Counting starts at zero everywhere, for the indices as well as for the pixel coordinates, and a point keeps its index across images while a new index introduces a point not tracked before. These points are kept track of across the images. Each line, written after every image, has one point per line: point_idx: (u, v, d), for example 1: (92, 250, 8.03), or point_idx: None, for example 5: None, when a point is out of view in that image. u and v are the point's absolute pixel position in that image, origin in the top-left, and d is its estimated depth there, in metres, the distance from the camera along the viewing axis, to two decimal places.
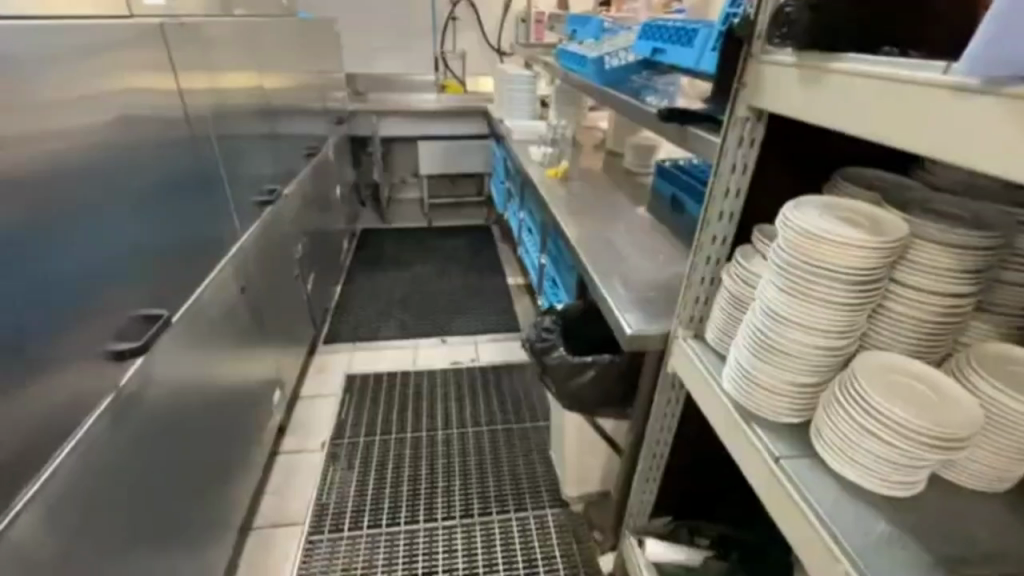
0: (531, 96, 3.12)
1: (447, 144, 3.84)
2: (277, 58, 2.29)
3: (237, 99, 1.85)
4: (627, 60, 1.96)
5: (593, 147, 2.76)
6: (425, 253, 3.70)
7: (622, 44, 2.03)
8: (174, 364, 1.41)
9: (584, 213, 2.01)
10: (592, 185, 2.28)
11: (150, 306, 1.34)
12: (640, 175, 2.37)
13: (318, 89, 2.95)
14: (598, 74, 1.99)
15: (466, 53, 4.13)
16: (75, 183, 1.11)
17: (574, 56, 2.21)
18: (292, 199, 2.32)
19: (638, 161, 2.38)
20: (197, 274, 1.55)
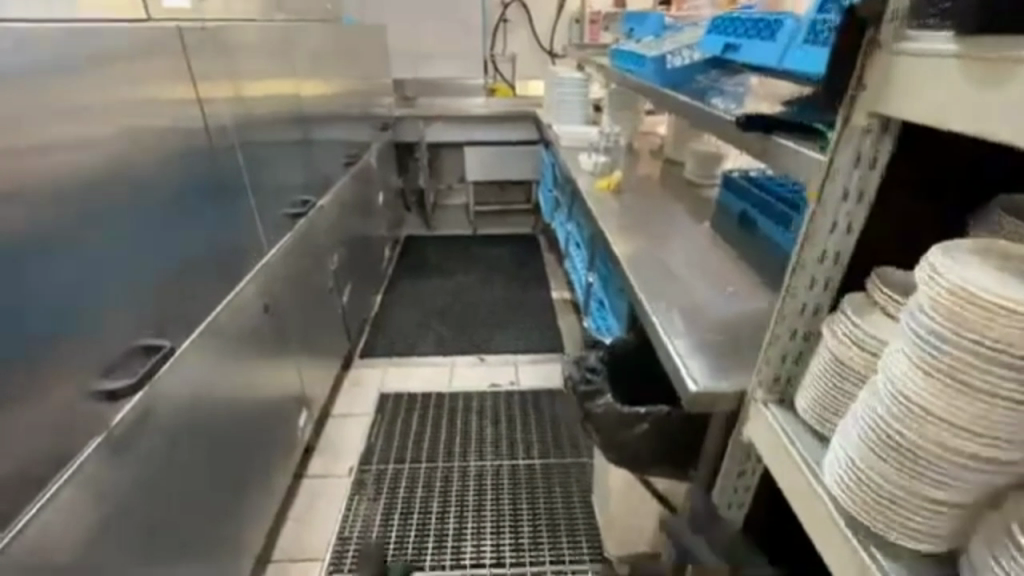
0: (582, 99, 2.91)
1: (494, 150, 3.72)
2: (317, 64, 2.23)
3: (268, 106, 1.78)
4: (692, 58, 1.74)
5: (648, 155, 2.54)
6: (469, 263, 3.57)
7: (686, 41, 1.82)
8: (192, 390, 1.33)
9: (637, 229, 1.80)
10: (647, 198, 2.05)
11: (154, 336, 1.21)
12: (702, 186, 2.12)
13: (362, 95, 2.90)
14: (656, 72, 1.78)
15: (516, 55, 3.99)
16: (85, 196, 1.02)
17: (632, 55, 2.01)
18: (330, 209, 2.25)
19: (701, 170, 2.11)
20: (213, 291, 1.45)
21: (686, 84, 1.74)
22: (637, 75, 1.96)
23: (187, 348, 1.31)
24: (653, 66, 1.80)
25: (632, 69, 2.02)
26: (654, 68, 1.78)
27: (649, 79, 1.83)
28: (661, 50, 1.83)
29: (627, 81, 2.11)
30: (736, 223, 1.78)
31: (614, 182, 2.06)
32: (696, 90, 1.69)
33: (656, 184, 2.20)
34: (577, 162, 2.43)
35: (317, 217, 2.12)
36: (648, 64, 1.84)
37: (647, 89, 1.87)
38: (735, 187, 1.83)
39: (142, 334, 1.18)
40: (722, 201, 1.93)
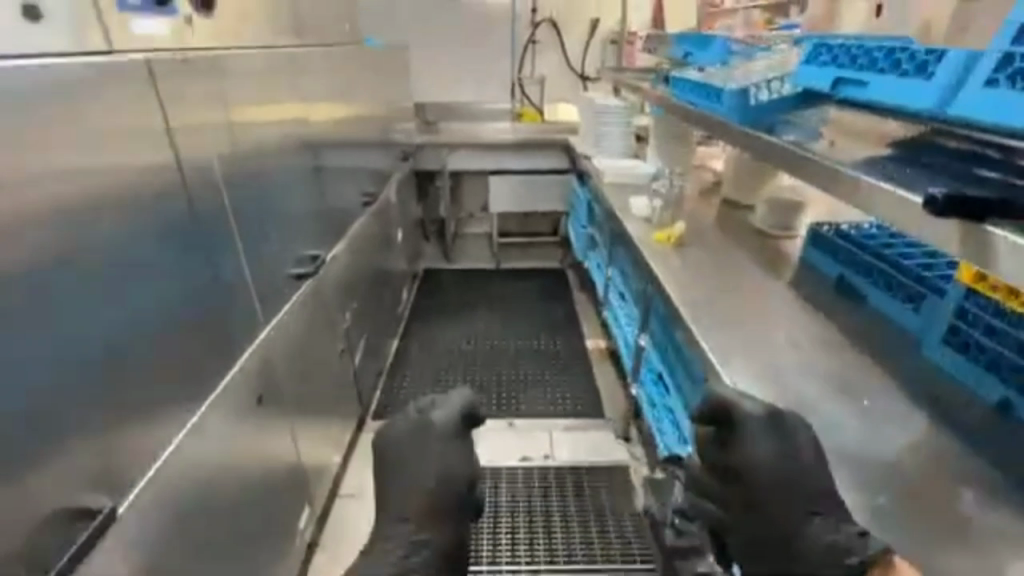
0: (625, 130, 2.63)
1: (521, 180, 3.44)
2: (331, 92, 1.98)
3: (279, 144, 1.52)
4: (781, 91, 1.42)
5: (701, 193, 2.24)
6: (491, 301, 3.28)
7: (770, 70, 1.50)
8: (173, 528, 1.02)
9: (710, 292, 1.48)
10: (713, 251, 1.74)
11: (97, 483, 0.86)
12: (777, 237, 1.81)
13: (381, 122, 2.65)
14: (733, 106, 1.47)
15: (545, 78, 3.74)
16: (25, 295, 0.74)
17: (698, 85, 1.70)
18: (344, 254, 1.99)
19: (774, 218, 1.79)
20: (204, 380, 1.16)
21: (772, 123, 1.43)
22: (707, 108, 1.65)
23: (170, 462, 1.03)
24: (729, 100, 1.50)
25: (698, 101, 1.72)
26: (731, 102, 1.48)
27: (725, 115, 1.52)
28: (738, 82, 1.52)
29: (688, 116, 1.81)
30: (830, 285, 1.46)
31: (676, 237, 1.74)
32: (787, 132, 1.38)
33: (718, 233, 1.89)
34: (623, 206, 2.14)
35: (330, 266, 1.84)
36: (722, 97, 1.53)
37: (719, 128, 1.57)
38: (827, 243, 1.52)
39: (104, 467, 0.88)
40: (808, 258, 1.61)
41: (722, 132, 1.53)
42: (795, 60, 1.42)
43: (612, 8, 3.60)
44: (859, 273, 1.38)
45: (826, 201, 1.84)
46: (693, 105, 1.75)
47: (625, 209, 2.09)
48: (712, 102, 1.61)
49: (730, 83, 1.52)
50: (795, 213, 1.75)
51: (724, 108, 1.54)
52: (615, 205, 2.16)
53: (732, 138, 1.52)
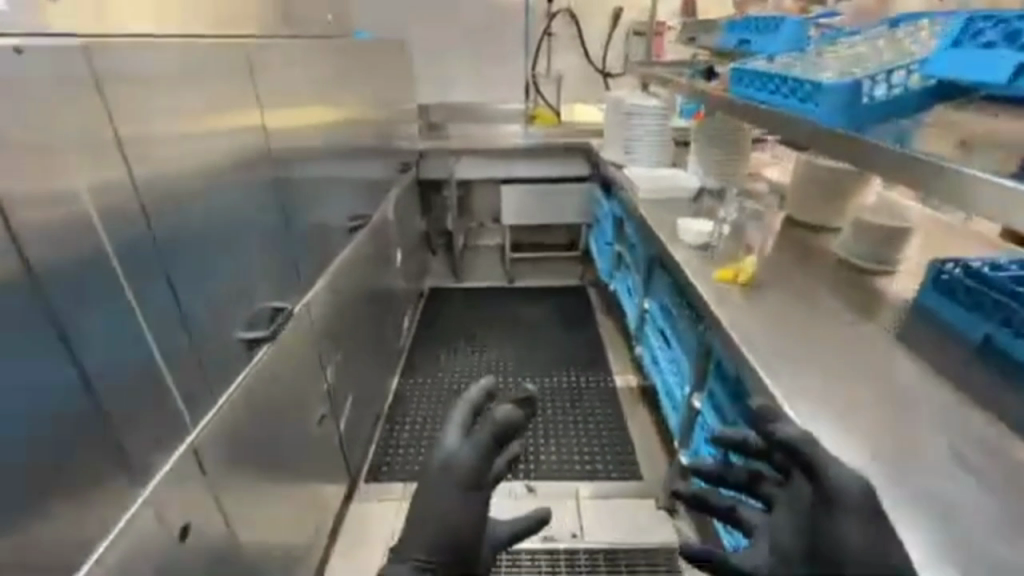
0: (662, 135, 2.23)
1: (537, 189, 3.06)
2: (311, 94, 1.62)
3: (238, 164, 1.18)
4: (908, 87, 1.00)
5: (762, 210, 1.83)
6: (504, 328, 2.91)
7: (889, 60, 1.08)
8: None
9: (809, 355, 1.08)
10: (794, 290, 1.35)
11: None
12: (872, 271, 1.39)
13: (377, 126, 2.29)
14: (825, 104, 1.07)
15: (563, 75, 3.36)
16: None
17: (774, 80, 1.29)
18: (328, 292, 1.63)
19: (871, 247, 1.37)
20: (116, 502, 0.78)
21: (881, 132, 1.03)
22: (781, 108, 1.25)
23: None
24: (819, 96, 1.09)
25: (767, 99, 1.31)
26: (823, 99, 1.07)
27: (811, 117, 1.12)
28: (832, 74, 1.12)
29: (749, 117, 1.41)
30: (965, 345, 1.08)
31: (747, 275, 1.33)
32: (906, 143, 0.98)
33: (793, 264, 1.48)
34: (666, 228, 1.75)
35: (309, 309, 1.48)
36: (808, 94, 1.13)
37: (801, 134, 1.17)
38: (955, 281, 1.13)
39: None
40: (927, 302, 1.20)
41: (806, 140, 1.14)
42: (934, 43, 0.99)
43: None
44: (1014, 329, 0.99)
45: (928, 228, 1.47)
46: (759, 105, 1.34)
47: (671, 233, 1.70)
48: (790, 100, 1.21)
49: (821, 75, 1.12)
50: (902, 243, 1.35)
51: (808, 108, 1.14)
52: (656, 227, 1.77)
53: (821, 149, 1.12)
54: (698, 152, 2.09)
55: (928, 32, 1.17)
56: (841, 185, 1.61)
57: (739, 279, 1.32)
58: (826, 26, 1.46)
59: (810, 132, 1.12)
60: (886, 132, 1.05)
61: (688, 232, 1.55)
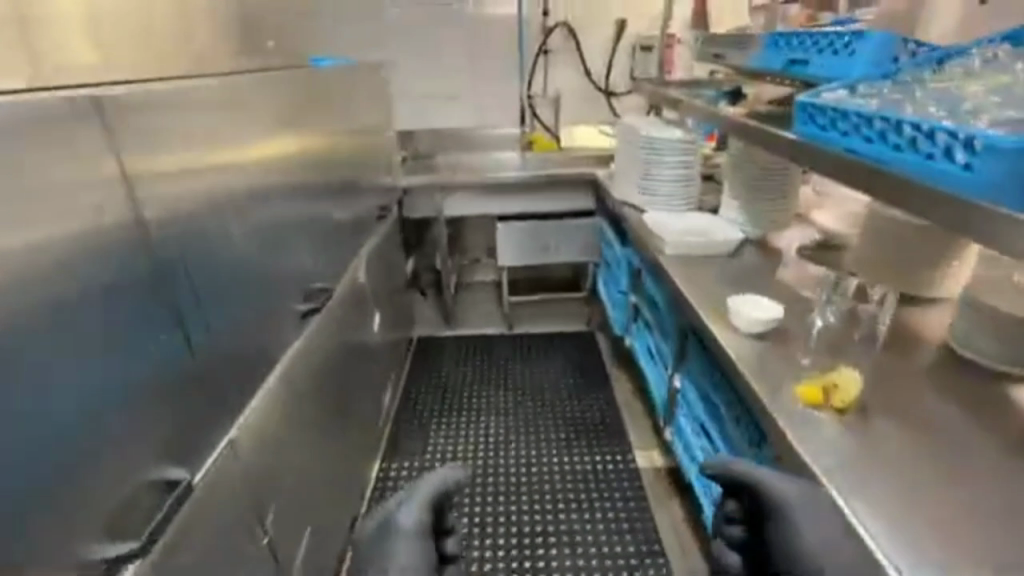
0: (687, 174, 1.87)
1: (536, 225, 2.71)
2: (255, 143, 1.27)
3: (130, 263, 0.79)
4: None
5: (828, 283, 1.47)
6: (505, 386, 2.55)
7: None
8: None
9: (974, 553, 0.72)
10: (909, 414, 0.99)
11: None
12: (1001, 373, 1.04)
13: (349, 167, 1.94)
14: (988, 168, 0.70)
15: (561, 95, 3.02)
16: None
17: (865, 121, 0.92)
18: (282, 402, 1.26)
19: (1009, 351, 1.02)
20: None
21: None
22: (890, 161, 0.87)
23: None
24: (973, 154, 0.72)
25: (861, 146, 0.94)
26: (985, 160, 0.70)
27: (955, 183, 0.75)
28: (983, 121, 0.76)
29: (822, 167, 1.04)
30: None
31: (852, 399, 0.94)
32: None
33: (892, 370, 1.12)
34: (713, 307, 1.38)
35: (254, 436, 1.11)
36: (944, 147, 0.77)
37: (928, 206, 0.79)
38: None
39: None
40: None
41: (944, 216, 0.77)
42: None
43: (641, 6, 2.88)
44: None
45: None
46: (846, 153, 0.97)
47: (720, 313, 1.32)
48: (909, 153, 0.84)
49: (967, 122, 0.76)
50: None
51: (949, 169, 0.77)
52: (696, 303, 1.39)
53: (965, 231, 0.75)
54: (738, 194, 1.73)
55: None
56: (928, 246, 1.27)
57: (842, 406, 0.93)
58: (918, 48, 1.11)
59: (955, 208, 0.74)
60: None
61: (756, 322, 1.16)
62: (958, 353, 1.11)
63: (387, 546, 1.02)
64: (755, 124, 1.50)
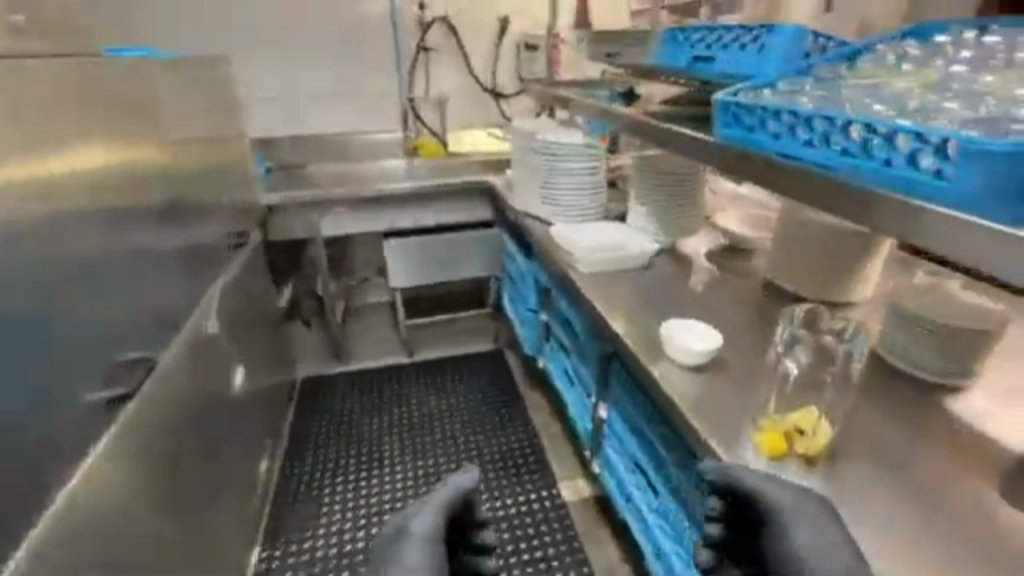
0: (591, 184, 1.71)
1: (426, 241, 2.43)
2: (32, 154, 0.88)
3: None
4: None
5: (746, 292, 1.38)
6: (412, 419, 2.28)
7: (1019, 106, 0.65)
8: None
9: None
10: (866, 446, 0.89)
11: None
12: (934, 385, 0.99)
13: (185, 185, 1.53)
14: (971, 178, 0.59)
15: (446, 96, 2.78)
16: None
17: (805, 122, 0.80)
18: (84, 532, 0.88)
19: (943, 359, 0.97)
20: None
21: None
22: (841, 169, 0.75)
23: None
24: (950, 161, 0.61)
25: (802, 150, 0.82)
26: (967, 169, 0.59)
27: (927, 194, 0.64)
28: (946, 122, 0.65)
29: (755, 174, 0.91)
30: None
31: (819, 443, 0.84)
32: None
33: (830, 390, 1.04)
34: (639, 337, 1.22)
35: None
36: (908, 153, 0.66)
37: (895, 222, 0.68)
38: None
39: None
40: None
41: (917, 233, 0.65)
42: None
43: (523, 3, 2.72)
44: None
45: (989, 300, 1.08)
46: (783, 159, 0.84)
47: (648, 340, 1.17)
48: (863, 159, 0.72)
49: (931, 123, 0.65)
50: (975, 350, 0.95)
51: (918, 178, 0.65)
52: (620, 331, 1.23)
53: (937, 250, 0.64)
54: (646, 201, 1.61)
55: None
56: (841, 249, 1.23)
57: (811, 453, 0.83)
58: (828, 44, 1.04)
59: (931, 224, 0.63)
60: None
61: (694, 353, 1.05)
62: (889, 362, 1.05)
63: (392, 550, 0.82)
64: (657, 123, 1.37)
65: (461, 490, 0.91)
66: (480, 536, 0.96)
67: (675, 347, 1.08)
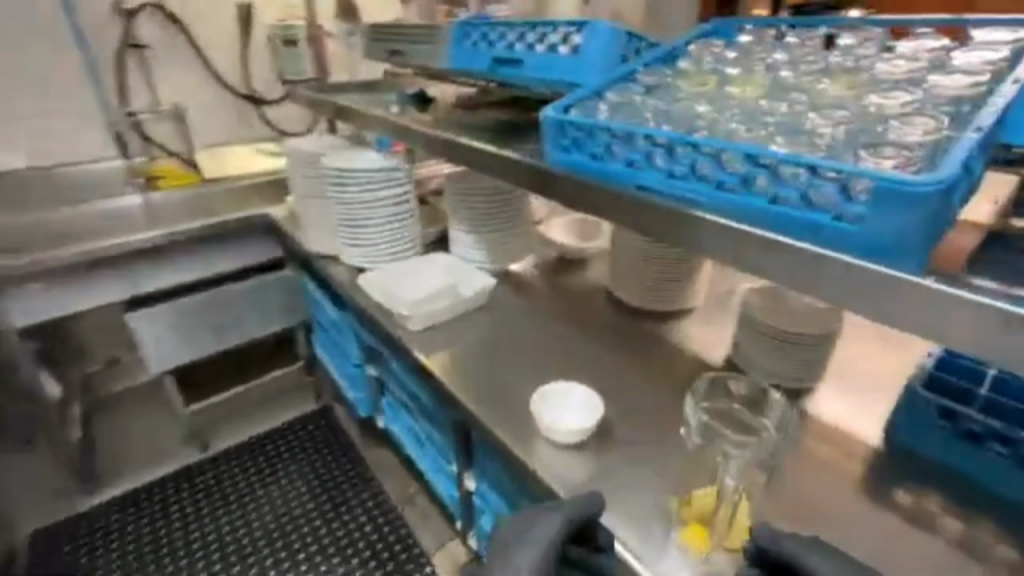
0: (400, 216, 1.37)
1: (187, 304, 1.83)
2: None
3: None
4: (972, 188, 0.51)
5: (594, 314, 1.27)
6: (219, 539, 1.73)
7: (877, 125, 0.58)
8: None
9: None
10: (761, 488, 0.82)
11: None
12: (788, 391, 0.99)
13: None
14: (884, 222, 0.49)
15: (184, 107, 2.13)
16: None
17: (665, 149, 0.66)
18: None
19: (793, 366, 0.97)
20: None
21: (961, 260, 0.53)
22: (717, 206, 0.62)
23: None
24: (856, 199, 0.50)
25: (664, 182, 0.67)
26: (880, 211, 0.48)
27: (827, 238, 0.53)
28: (826, 148, 0.56)
29: (606, 211, 0.74)
30: (999, 515, 0.76)
31: None
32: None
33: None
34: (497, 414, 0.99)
35: None
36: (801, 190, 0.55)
37: (789, 272, 0.56)
38: (941, 415, 0.79)
39: None
40: (915, 445, 0.84)
41: (819, 287, 0.54)
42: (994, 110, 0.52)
43: None
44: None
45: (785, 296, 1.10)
46: (642, 193, 0.69)
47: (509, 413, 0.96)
48: (742, 195, 0.59)
49: (818, 153, 0.54)
50: (817, 354, 0.96)
51: (813, 219, 0.54)
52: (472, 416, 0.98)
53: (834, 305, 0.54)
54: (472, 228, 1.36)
55: (844, 64, 0.74)
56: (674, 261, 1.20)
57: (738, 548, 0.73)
58: (641, 45, 0.93)
59: (840, 277, 0.52)
60: (943, 258, 0.56)
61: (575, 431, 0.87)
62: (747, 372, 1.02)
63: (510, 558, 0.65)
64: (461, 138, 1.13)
65: (591, 503, 0.71)
66: (601, 542, 0.73)
67: (553, 427, 0.88)
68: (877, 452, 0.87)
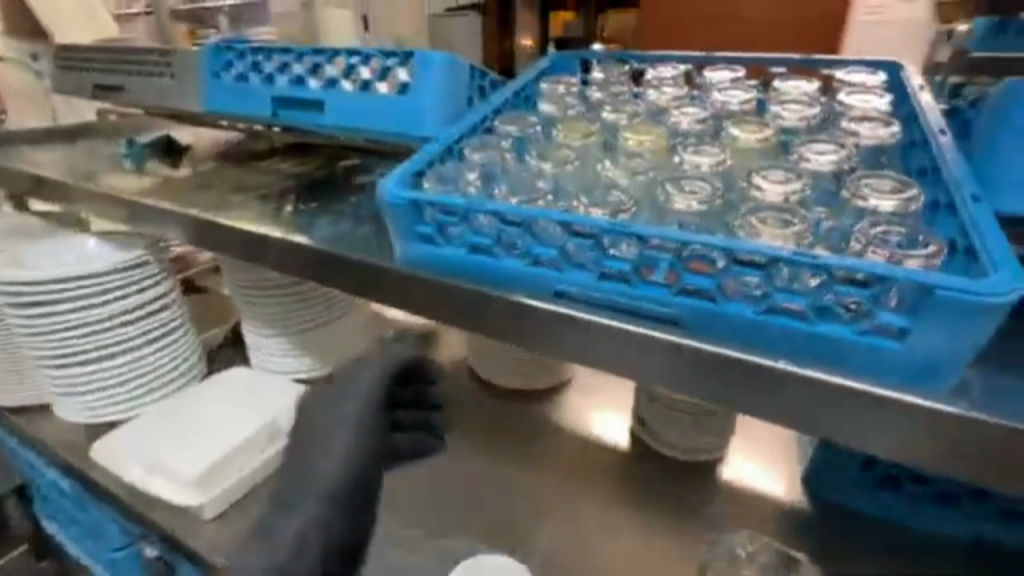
0: (135, 348, 0.89)
1: None
2: None
3: None
4: None
5: (462, 406, 1.01)
6: None
7: (823, 197, 0.48)
8: None
9: None
10: None
11: None
12: (703, 462, 0.88)
13: None
14: (934, 341, 0.35)
15: None
16: None
17: (590, 239, 0.45)
18: None
19: (707, 437, 0.86)
20: None
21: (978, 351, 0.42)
22: (677, 319, 0.43)
23: None
24: (887, 310, 0.37)
25: (590, 286, 0.46)
26: (928, 325, 0.35)
27: (845, 361, 0.38)
28: (805, 231, 0.42)
29: (504, 329, 0.50)
30: (946, 559, 0.69)
31: None
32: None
33: (631, 531, 0.80)
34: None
35: None
36: (803, 294, 0.39)
37: (797, 407, 0.40)
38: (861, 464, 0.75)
39: None
40: (845, 500, 0.77)
41: (842, 428, 0.39)
42: (948, 174, 0.44)
43: None
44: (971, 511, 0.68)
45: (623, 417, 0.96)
46: (561, 304, 0.47)
47: None
48: (716, 302, 0.41)
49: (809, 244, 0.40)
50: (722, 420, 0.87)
51: (823, 335, 0.39)
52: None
53: (862, 445, 0.39)
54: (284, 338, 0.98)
55: (732, 107, 0.63)
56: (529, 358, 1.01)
57: None
58: (485, 81, 0.72)
59: (876, 415, 0.37)
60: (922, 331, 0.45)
61: None
62: (658, 450, 0.89)
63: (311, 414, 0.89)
64: (239, 221, 0.77)
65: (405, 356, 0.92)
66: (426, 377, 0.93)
67: None
68: (806, 513, 0.79)
